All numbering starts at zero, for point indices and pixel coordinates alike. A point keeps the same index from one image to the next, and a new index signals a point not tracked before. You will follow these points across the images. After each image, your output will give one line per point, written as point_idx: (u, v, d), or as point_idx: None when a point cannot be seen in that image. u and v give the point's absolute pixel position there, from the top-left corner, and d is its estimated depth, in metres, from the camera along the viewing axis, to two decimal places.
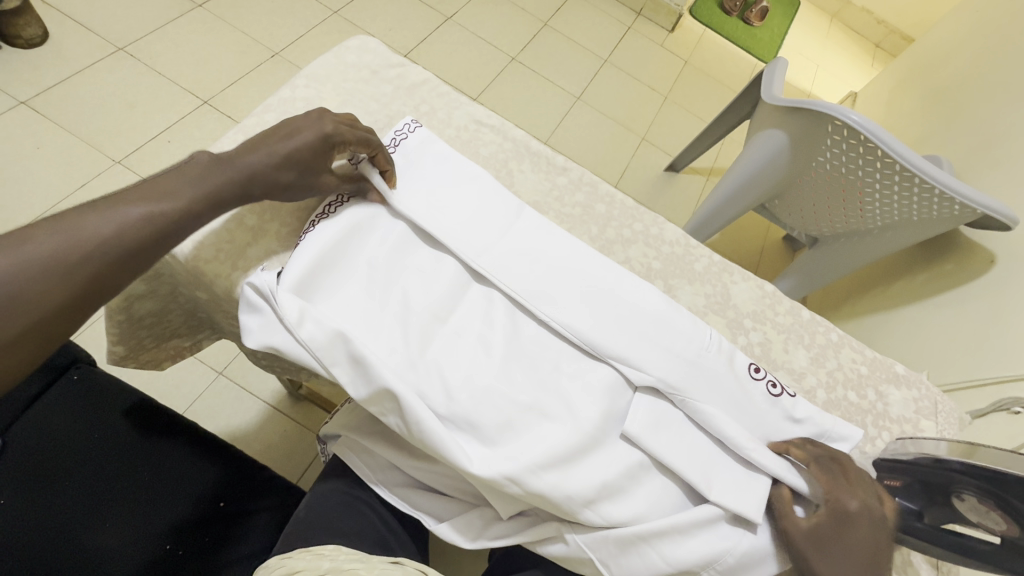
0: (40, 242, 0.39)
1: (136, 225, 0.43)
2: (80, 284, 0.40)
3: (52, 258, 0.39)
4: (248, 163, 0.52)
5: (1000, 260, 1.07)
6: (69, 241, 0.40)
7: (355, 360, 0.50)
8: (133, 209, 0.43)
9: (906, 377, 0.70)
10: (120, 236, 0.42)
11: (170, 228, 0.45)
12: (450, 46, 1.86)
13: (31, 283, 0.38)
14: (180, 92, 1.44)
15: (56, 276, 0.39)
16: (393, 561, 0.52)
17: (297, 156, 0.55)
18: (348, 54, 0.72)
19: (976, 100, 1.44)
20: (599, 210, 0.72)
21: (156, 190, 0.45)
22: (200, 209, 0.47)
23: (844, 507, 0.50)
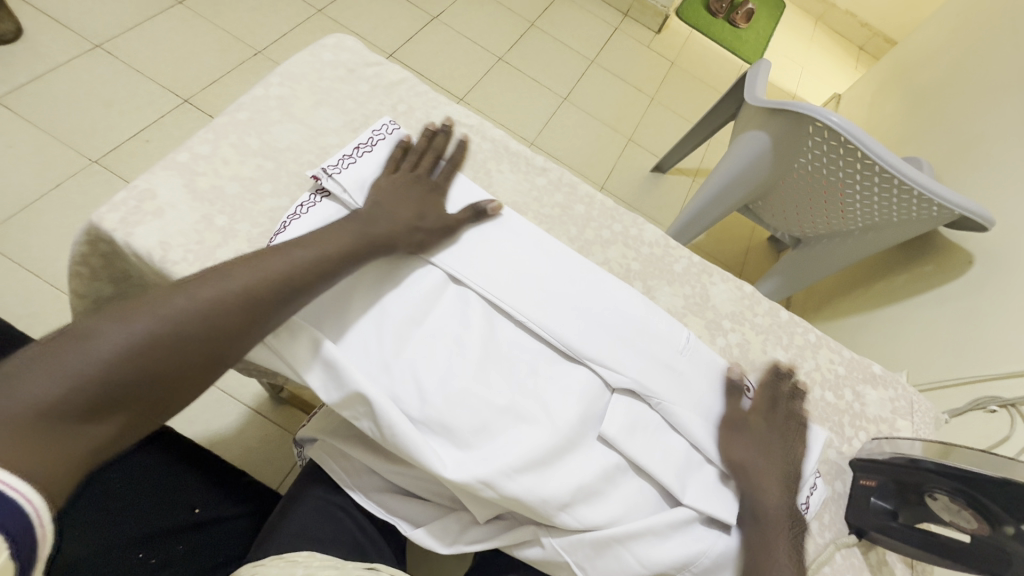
0: (239, 277, 0.45)
1: (307, 265, 0.49)
2: (251, 315, 0.45)
3: (245, 291, 0.45)
4: (395, 219, 0.57)
5: (978, 261, 1.09)
6: (258, 276, 0.46)
7: (326, 364, 0.50)
8: (295, 257, 0.49)
9: (883, 377, 0.70)
10: (294, 276, 0.48)
11: (329, 279, 0.51)
12: (436, 46, 1.85)
13: (224, 311, 0.43)
14: (159, 90, 1.41)
15: (240, 307, 0.44)
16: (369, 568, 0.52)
17: (423, 209, 0.59)
18: (324, 53, 0.71)
19: (956, 103, 1.46)
20: (578, 211, 0.71)
21: (321, 238, 0.52)
22: (355, 257, 0.53)
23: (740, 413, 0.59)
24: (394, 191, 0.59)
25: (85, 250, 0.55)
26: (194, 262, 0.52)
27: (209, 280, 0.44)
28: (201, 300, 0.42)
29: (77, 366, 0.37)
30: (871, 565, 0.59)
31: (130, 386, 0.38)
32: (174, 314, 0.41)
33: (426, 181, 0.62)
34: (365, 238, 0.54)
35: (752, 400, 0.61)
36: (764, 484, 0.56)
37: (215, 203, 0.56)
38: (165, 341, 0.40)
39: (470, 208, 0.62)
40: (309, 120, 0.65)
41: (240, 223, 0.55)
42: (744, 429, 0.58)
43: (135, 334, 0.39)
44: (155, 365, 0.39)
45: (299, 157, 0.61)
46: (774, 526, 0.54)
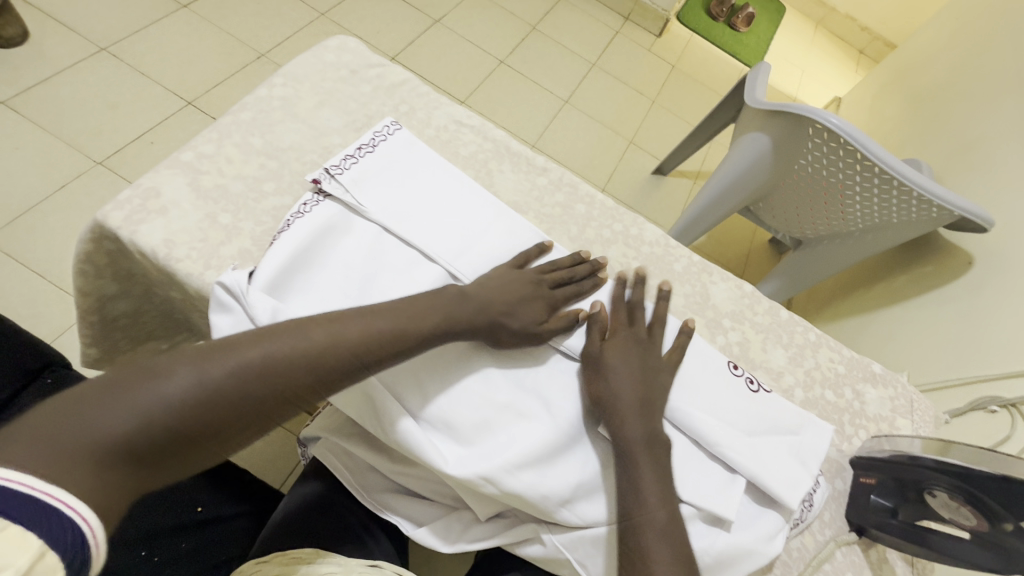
0: (316, 335, 0.44)
1: (385, 333, 0.47)
2: (318, 378, 0.43)
3: (316, 351, 0.43)
4: (484, 307, 0.53)
5: (978, 262, 1.09)
6: (336, 339, 0.44)
7: None
8: (378, 323, 0.47)
9: (883, 376, 0.71)
10: (372, 344, 0.46)
11: (406, 350, 0.48)
12: (437, 50, 1.86)
13: (294, 372, 0.42)
14: (164, 93, 1.43)
15: (308, 369, 0.43)
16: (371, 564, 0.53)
17: (516, 306, 0.55)
18: (327, 54, 0.71)
19: (955, 106, 1.46)
20: (579, 211, 0.72)
21: (407, 310, 0.49)
22: (439, 333, 0.50)
23: (592, 354, 0.56)
24: (499, 284, 0.56)
25: (90, 248, 0.55)
26: (198, 260, 0.52)
27: (291, 336, 0.43)
28: (273, 356, 0.41)
29: (143, 409, 0.37)
30: (872, 563, 0.59)
31: (184, 436, 0.38)
32: (245, 367, 0.40)
33: (545, 293, 0.58)
34: (453, 318, 0.51)
35: (613, 333, 0.59)
36: (625, 415, 0.52)
37: (218, 202, 0.56)
38: (228, 394, 0.39)
39: (566, 317, 0.58)
40: (311, 120, 0.65)
41: (243, 221, 0.56)
42: (605, 364, 0.55)
43: (202, 383, 0.39)
44: (212, 416, 0.39)
45: (301, 157, 0.62)
46: (639, 457, 0.50)
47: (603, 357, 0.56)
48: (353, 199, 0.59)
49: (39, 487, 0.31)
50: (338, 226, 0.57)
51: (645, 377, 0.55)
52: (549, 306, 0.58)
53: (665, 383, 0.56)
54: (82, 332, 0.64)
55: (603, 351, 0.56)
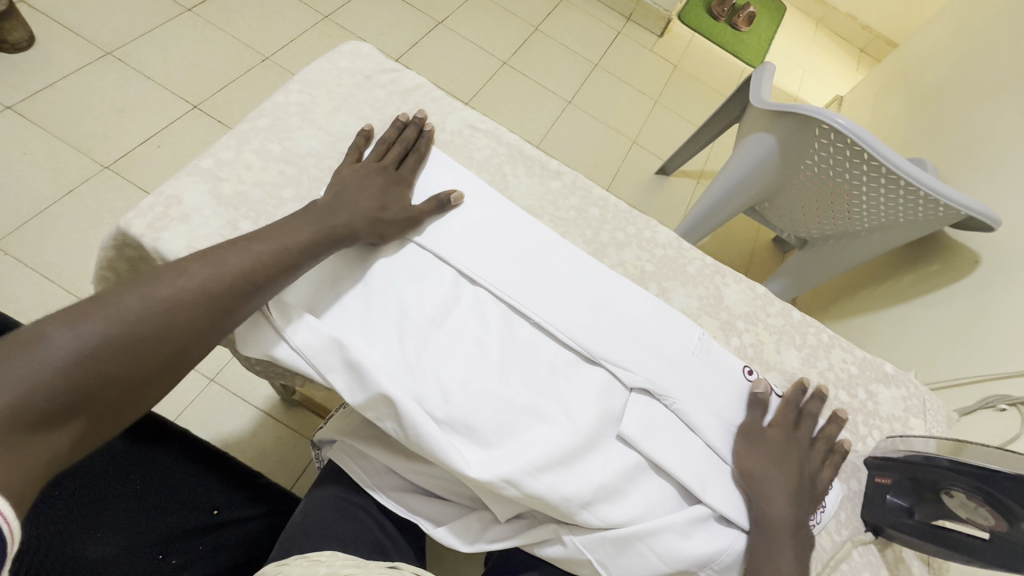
0: (196, 272, 0.45)
1: (267, 260, 0.49)
2: (217, 310, 0.45)
3: (203, 287, 0.45)
4: (354, 210, 0.57)
5: (984, 261, 1.09)
6: (218, 271, 0.46)
7: (349, 365, 0.51)
8: (253, 251, 0.48)
9: (895, 376, 0.71)
10: (255, 270, 0.48)
11: (293, 272, 0.51)
12: (441, 51, 1.86)
13: (187, 308, 0.43)
14: (169, 96, 1.43)
15: (201, 303, 0.44)
16: (391, 567, 0.53)
17: (384, 198, 0.59)
18: (342, 60, 0.72)
19: (958, 105, 1.47)
20: (592, 214, 0.72)
21: (279, 232, 0.51)
22: (318, 248, 0.53)
23: (749, 427, 0.59)
24: (355, 181, 0.59)
25: (112, 255, 0.56)
26: None
27: (168, 277, 0.44)
28: (156, 300, 0.42)
29: (31, 374, 0.36)
30: (888, 562, 0.59)
31: (90, 390, 0.38)
32: (131, 314, 0.41)
33: (391, 173, 0.62)
34: (325, 229, 0.54)
35: (773, 416, 0.61)
36: (772, 493, 0.54)
37: (239, 208, 0.57)
38: (127, 343, 0.40)
39: (432, 199, 0.62)
40: (328, 126, 0.66)
41: (264, 227, 0.56)
42: (765, 439, 0.58)
43: (92, 336, 0.39)
44: (112, 365, 0.39)
45: (319, 163, 0.62)
46: (780, 536, 0.52)
47: (765, 433, 0.59)
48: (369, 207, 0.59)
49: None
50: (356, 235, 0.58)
51: (796, 463, 0.57)
52: (404, 185, 0.62)
53: (818, 473, 0.58)
54: None
55: (764, 427, 0.59)
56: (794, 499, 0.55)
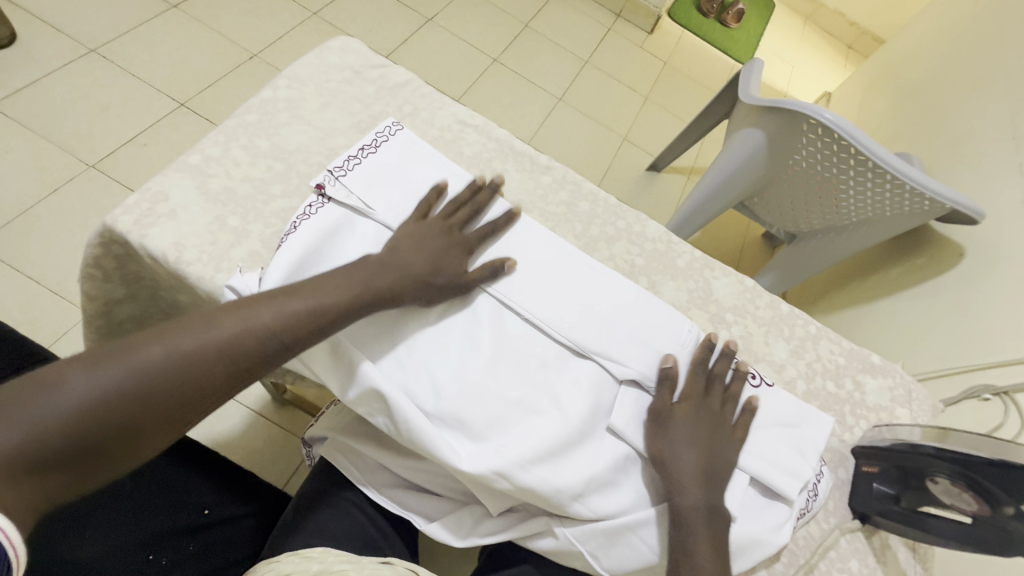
0: (225, 327, 0.43)
1: (300, 318, 0.46)
2: (237, 368, 0.43)
3: (229, 343, 0.42)
4: (406, 270, 0.54)
5: (969, 253, 1.11)
6: (247, 328, 0.43)
7: (340, 361, 0.51)
8: (290, 306, 0.46)
9: (881, 366, 0.72)
10: (284, 328, 0.45)
11: (326, 331, 0.48)
12: (431, 48, 1.86)
13: (208, 365, 0.41)
14: (155, 94, 1.41)
15: (222, 360, 0.42)
16: (382, 562, 0.53)
17: (439, 262, 0.56)
18: (330, 55, 0.71)
19: (943, 100, 1.49)
20: (583, 208, 0.72)
21: (319, 286, 0.48)
22: (361, 306, 0.50)
23: (658, 409, 0.56)
24: (419, 238, 0.57)
25: (98, 252, 0.55)
26: (209, 263, 0.52)
27: (196, 329, 0.42)
28: (181, 352, 0.40)
29: (40, 419, 0.35)
30: (876, 550, 0.60)
31: (94, 440, 0.37)
32: (152, 365, 0.39)
33: (458, 237, 0.59)
34: (370, 288, 0.51)
35: (684, 390, 0.58)
36: (685, 481, 0.52)
37: (227, 204, 0.56)
38: (141, 396, 0.39)
39: (489, 266, 0.59)
40: (316, 121, 0.65)
41: (252, 223, 0.56)
42: (676, 419, 0.56)
43: (108, 386, 0.38)
44: (123, 418, 0.38)
45: (308, 158, 0.62)
46: (696, 526, 0.50)
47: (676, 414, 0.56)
48: (358, 201, 0.59)
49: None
50: (343, 227, 0.57)
51: (711, 444, 0.55)
52: (466, 250, 0.59)
53: (737, 446, 0.56)
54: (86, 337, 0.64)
55: (673, 407, 0.56)
56: (709, 485, 0.53)
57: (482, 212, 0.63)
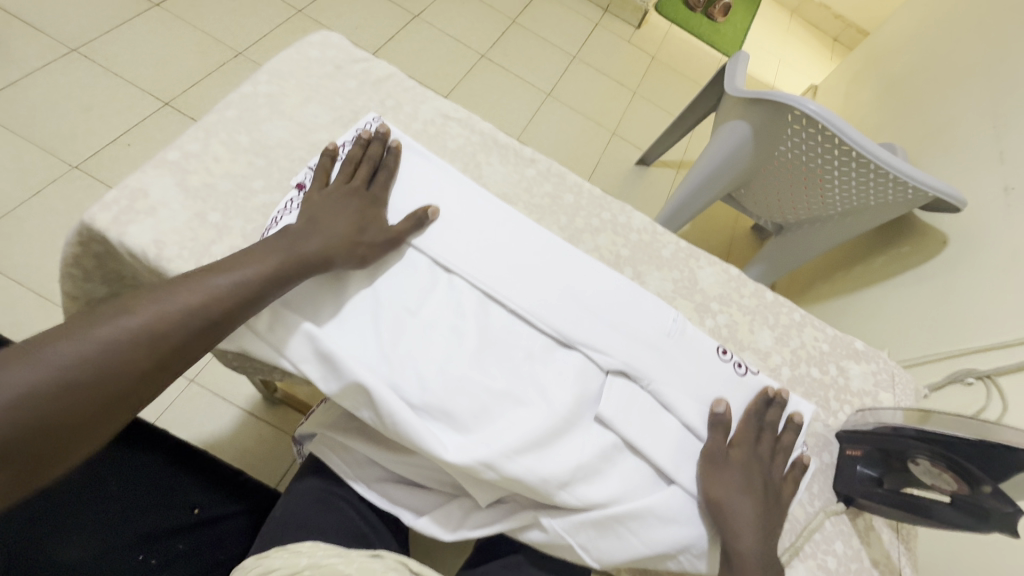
0: (143, 312, 0.42)
1: (223, 295, 0.46)
2: (165, 349, 0.42)
3: (150, 326, 0.42)
4: (330, 236, 0.54)
5: (952, 241, 1.12)
6: (167, 309, 0.43)
7: (322, 356, 0.51)
8: (213, 286, 0.46)
9: (865, 352, 0.73)
10: (208, 306, 0.45)
11: (254, 306, 0.48)
12: (418, 45, 1.85)
13: (133, 349, 0.41)
14: (139, 94, 1.40)
15: (146, 343, 0.41)
16: (372, 555, 0.53)
17: (361, 220, 0.56)
18: (311, 50, 0.71)
19: (926, 90, 1.50)
20: (567, 200, 0.72)
21: (237, 263, 0.48)
22: (285, 277, 0.51)
23: (713, 451, 0.56)
24: (329, 207, 0.56)
25: (77, 251, 0.54)
26: (190, 259, 0.52)
27: (110, 318, 0.41)
28: (99, 341, 0.40)
29: None
30: (860, 532, 0.61)
31: (16, 443, 0.35)
32: (68, 358, 0.38)
33: (363, 193, 0.59)
34: (294, 256, 0.51)
35: (736, 434, 0.58)
36: (739, 526, 0.52)
37: (208, 200, 0.56)
38: (63, 390, 0.37)
39: (410, 215, 0.59)
40: (298, 116, 0.65)
41: (233, 219, 0.55)
42: (730, 463, 0.56)
43: (21, 384, 0.36)
44: (43, 415, 0.36)
45: (290, 154, 0.62)
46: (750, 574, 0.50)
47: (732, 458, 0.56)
48: None
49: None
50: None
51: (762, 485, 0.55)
52: (378, 205, 0.59)
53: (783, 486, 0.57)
54: None
55: (727, 451, 0.57)
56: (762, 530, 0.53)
57: (377, 162, 0.62)
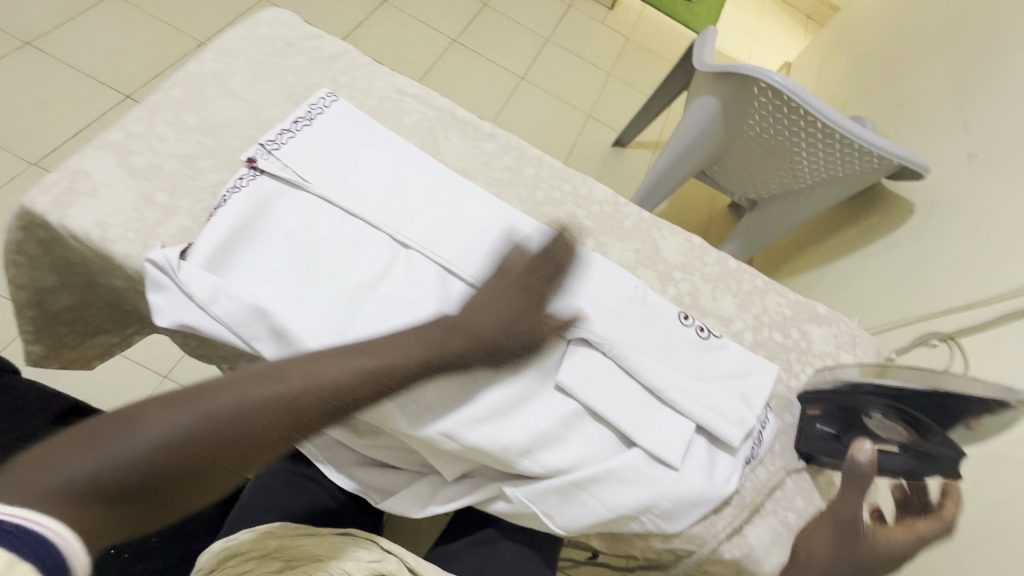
0: (286, 381, 0.42)
1: (359, 374, 0.45)
2: (289, 418, 0.42)
3: (292, 394, 0.42)
4: (473, 334, 0.52)
5: (917, 208, 1.14)
6: (311, 382, 0.43)
7: (277, 332, 0.49)
8: (349, 366, 0.45)
9: (827, 315, 0.74)
10: (345, 385, 0.44)
11: (376, 394, 0.47)
12: (388, 31, 1.82)
13: (262, 417, 0.41)
14: (97, 87, 1.36)
15: (274, 417, 0.41)
16: (342, 532, 0.54)
17: (510, 320, 0.54)
18: (259, 27, 0.70)
19: (894, 62, 1.52)
20: (528, 173, 0.72)
21: (384, 348, 0.48)
22: (417, 371, 0.49)
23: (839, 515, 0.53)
24: (487, 302, 0.54)
25: (20, 237, 0.53)
26: (136, 240, 0.51)
27: (256, 381, 0.42)
28: (241, 402, 0.40)
29: (118, 451, 0.36)
30: (820, 487, 0.63)
31: (176, 467, 0.37)
32: (224, 409, 0.40)
33: (535, 293, 0.57)
34: (436, 349, 0.50)
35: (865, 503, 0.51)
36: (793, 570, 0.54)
37: (153, 180, 0.55)
38: (216, 432, 0.39)
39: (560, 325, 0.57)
40: (247, 94, 0.64)
41: (181, 199, 0.54)
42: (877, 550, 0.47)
43: (180, 421, 0.38)
44: (193, 449, 0.38)
45: (239, 132, 0.61)
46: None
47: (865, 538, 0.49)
48: (294, 173, 0.59)
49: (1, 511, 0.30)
50: (277, 202, 0.57)
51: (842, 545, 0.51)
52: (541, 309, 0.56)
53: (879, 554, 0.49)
54: (21, 329, 0.62)
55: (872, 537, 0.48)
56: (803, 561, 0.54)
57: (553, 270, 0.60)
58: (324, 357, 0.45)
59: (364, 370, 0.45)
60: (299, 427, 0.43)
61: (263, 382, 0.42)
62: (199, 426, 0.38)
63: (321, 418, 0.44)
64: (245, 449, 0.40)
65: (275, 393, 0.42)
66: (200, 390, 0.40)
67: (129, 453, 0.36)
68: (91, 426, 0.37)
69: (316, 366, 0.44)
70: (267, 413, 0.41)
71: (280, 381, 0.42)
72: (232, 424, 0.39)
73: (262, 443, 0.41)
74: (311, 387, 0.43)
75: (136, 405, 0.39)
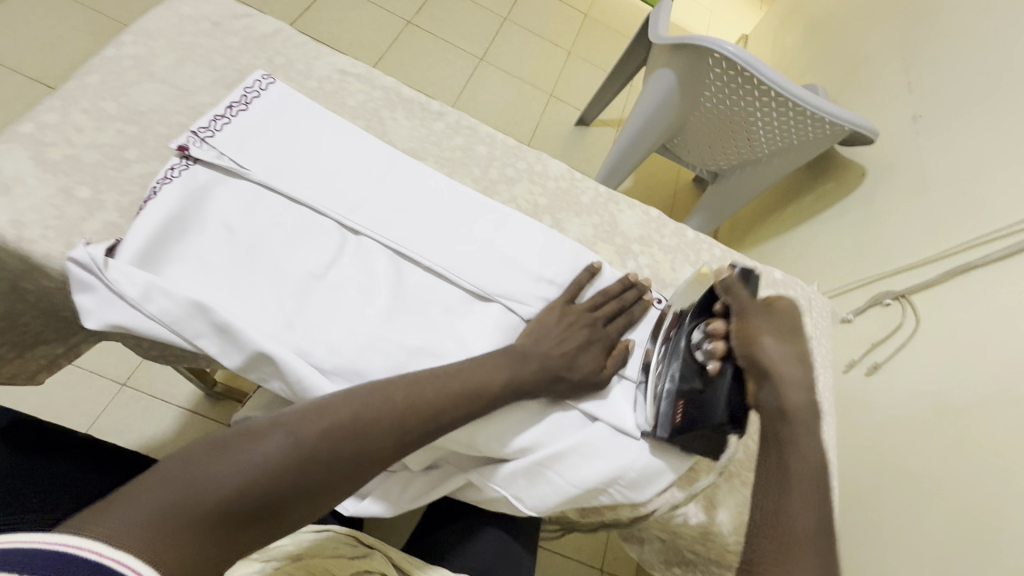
0: (394, 399, 0.45)
1: (455, 395, 0.48)
2: (397, 437, 0.44)
3: (400, 410, 0.45)
4: (547, 362, 0.54)
5: (870, 171, 1.16)
6: (417, 400, 0.46)
7: (220, 328, 0.47)
8: (447, 388, 0.48)
9: (783, 281, 0.75)
10: (442, 411, 0.47)
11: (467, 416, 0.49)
12: (338, 13, 1.76)
13: (374, 432, 0.43)
14: (25, 82, 1.27)
15: (386, 432, 0.44)
16: (320, 528, 0.52)
17: (577, 355, 0.55)
18: (183, 7, 0.67)
19: (843, 30, 1.54)
20: (480, 151, 0.70)
21: (477, 372, 0.50)
22: (500, 400, 0.51)
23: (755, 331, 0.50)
24: (555, 329, 0.56)
25: None
26: (57, 239, 0.48)
27: (370, 397, 0.44)
28: (359, 415, 0.43)
29: (248, 465, 0.37)
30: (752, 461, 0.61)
31: (296, 485, 0.39)
32: (346, 421, 0.42)
33: (600, 327, 0.58)
34: (515, 383, 0.51)
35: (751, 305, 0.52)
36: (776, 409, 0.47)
37: (72, 174, 0.52)
38: (336, 446, 0.41)
39: (618, 355, 0.58)
40: (173, 79, 0.61)
41: (105, 192, 0.52)
42: (817, 435, 0.47)
43: (308, 435, 0.40)
44: (315, 467, 0.40)
45: (167, 120, 0.58)
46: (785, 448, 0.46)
47: (773, 403, 0.48)
48: (230, 160, 0.56)
49: (83, 547, 0.29)
50: (213, 192, 0.54)
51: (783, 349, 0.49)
52: (606, 348, 0.58)
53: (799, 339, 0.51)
54: None
55: (765, 302, 0.52)
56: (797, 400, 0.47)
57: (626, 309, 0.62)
58: (418, 382, 0.47)
59: (454, 397, 0.48)
60: (399, 449, 0.44)
61: (370, 402, 0.44)
62: (317, 445, 0.40)
63: (418, 441, 0.46)
64: (352, 469, 0.42)
65: (380, 416, 0.44)
66: (317, 408, 0.42)
67: (256, 468, 0.37)
68: (220, 438, 0.38)
69: (414, 392, 0.46)
70: (373, 434, 0.43)
71: (383, 403, 0.44)
72: (343, 444, 0.41)
73: (365, 463, 0.42)
74: (409, 410, 0.45)
75: (262, 420, 0.40)
